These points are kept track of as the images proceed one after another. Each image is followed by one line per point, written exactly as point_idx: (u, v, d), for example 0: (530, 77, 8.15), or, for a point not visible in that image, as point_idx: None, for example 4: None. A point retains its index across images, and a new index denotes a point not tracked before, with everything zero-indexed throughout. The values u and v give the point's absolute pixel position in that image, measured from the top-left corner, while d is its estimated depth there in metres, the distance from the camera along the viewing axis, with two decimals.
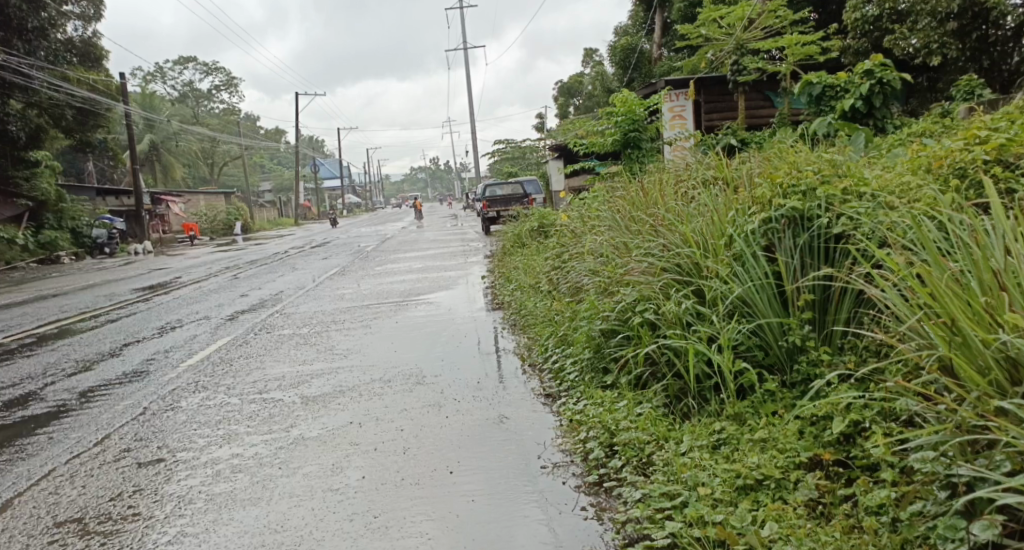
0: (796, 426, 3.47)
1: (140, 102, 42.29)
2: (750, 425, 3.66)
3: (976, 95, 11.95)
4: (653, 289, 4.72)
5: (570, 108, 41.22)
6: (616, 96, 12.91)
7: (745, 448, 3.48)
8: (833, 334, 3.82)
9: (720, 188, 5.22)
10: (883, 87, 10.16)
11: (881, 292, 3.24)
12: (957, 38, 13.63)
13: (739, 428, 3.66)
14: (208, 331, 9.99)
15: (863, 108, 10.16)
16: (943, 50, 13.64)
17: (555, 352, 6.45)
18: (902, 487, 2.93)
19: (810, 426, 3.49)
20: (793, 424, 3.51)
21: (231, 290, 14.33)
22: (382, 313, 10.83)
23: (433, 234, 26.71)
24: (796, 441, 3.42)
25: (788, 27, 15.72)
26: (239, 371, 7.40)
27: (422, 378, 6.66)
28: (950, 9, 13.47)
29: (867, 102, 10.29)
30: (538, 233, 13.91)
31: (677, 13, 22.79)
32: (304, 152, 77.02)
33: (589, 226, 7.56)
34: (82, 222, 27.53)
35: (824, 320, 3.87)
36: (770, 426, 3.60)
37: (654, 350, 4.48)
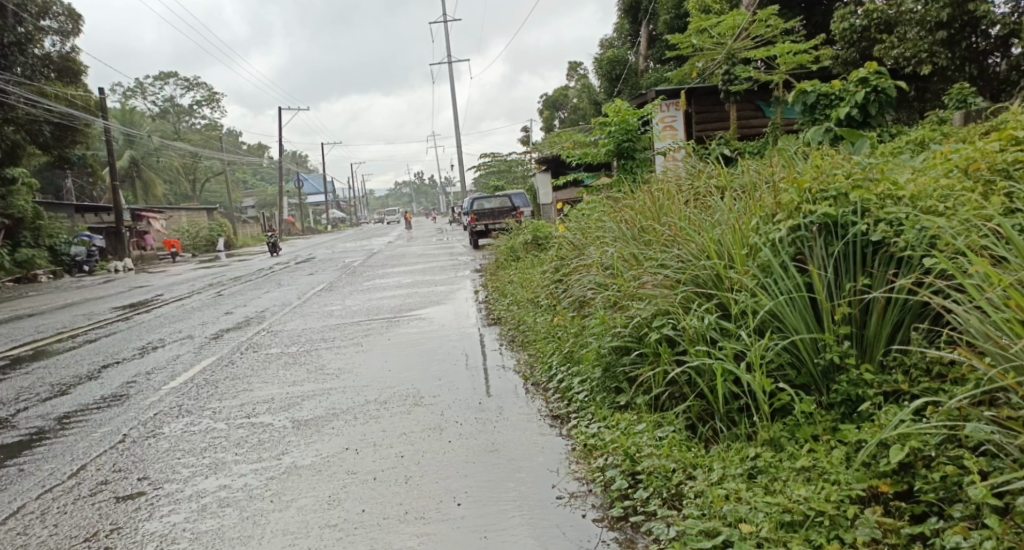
0: (843, 454, 3.26)
1: (120, 117, 41.87)
2: (789, 452, 3.44)
3: (969, 104, 11.68)
4: (670, 302, 4.49)
5: (556, 121, 41.07)
6: (608, 106, 12.70)
7: (787, 479, 3.26)
8: (875, 352, 3.63)
9: (736, 196, 5.00)
10: (878, 95, 9.87)
11: (973, 313, 3.08)
12: (946, 48, 13.48)
13: (777, 455, 3.43)
14: (192, 350, 9.61)
15: (859, 117, 9.82)
16: (933, 59, 13.47)
17: (561, 371, 6.16)
18: (993, 529, 2.69)
19: (858, 452, 3.28)
20: (839, 451, 3.29)
21: (215, 308, 13.93)
22: (373, 330, 10.48)
23: (420, 248, 26.35)
24: (847, 470, 3.20)
25: (779, 37, 15.59)
26: (226, 393, 7.03)
27: (420, 399, 6.33)
28: (939, 17, 13.38)
29: (862, 110, 9.99)
30: (531, 246, 13.62)
31: (663, 25, 22.69)
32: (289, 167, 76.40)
33: (592, 238, 7.29)
34: (60, 240, 26.98)
35: (863, 335, 3.67)
36: (813, 453, 3.38)
37: (673, 369, 4.24)
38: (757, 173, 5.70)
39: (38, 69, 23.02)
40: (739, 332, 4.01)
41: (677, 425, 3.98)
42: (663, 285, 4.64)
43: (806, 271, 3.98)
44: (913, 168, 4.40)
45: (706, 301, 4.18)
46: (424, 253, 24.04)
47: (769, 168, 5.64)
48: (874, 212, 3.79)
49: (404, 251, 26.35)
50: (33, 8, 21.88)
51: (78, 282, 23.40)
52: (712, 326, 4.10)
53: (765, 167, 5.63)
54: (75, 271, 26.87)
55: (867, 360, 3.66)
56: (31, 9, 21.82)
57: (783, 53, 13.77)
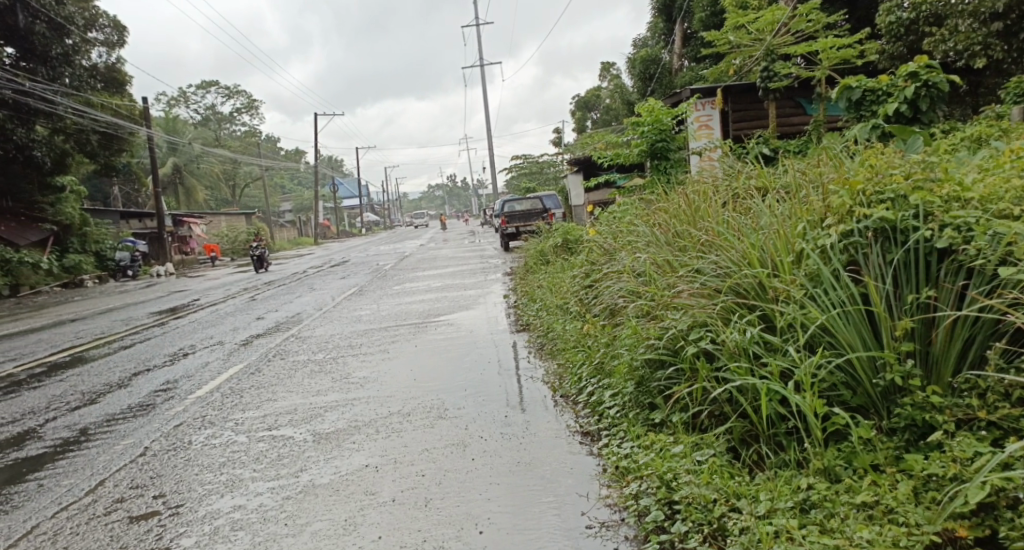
0: (912, 488, 2.99)
1: (164, 126, 42.30)
2: (847, 484, 3.15)
3: None
4: (709, 313, 4.18)
5: (587, 123, 40.72)
6: (642, 105, 12.36)
7: (846, 517, 2.98)
8: (943, 373, 3.32)
9: (781, 199, 4.67)
10: (929, 90, 9.44)
11: None
12: (1001, 39, 12.97)
13: (832, 487, 3.14)
14: (221, 357, 9.45)
15: (909, 112, 9.37)
16: (987, 51, 12.95)
17: (591, 384, 5.83)
18: None
19: (928, 488, 3.01)
20: (905, 486, 3.01)
21: (247, 313, 13.82)
22: (400, 336, 10.23)
23: (450, 252, 26.17)
24: (917, 509, 2.93)
25: (821, 32, 15.12)
26: (250, 403, 6.78)
27: (444, 411, 6.05)
28: (994, 8, 12.84)
29: (912, 106, 9.54)
30: (562, 249, 13.30)
31: (699, 23, 22.34)
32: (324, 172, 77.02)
33: (624, 241, 6.98)
34: (105, 245, 27.16)
35: (928, 353, 3.35)
36: (876, 486, 3.09)
37: (712, 386, 3.93)
38: (799, 174, 5.37)
39: (84, 79, 23.11)
40: (786, 347, 3.70)
41: (718, 449, 3.68)
42: (701, 295, 4.34)
43: (861, 282, 3.67)
44: (978, 166, 4.05)
45: (749, 312, 3.87)
46: (455, 257, 23.82)
47: (811, 169, 5.31)
48: (940, 215, 3.46)
49: (435, 254, 26.16)
50: (80, 20, 22.07)
51: (119, 287, 23.61)
52: (755, 339, 3.79)
53: (809, 168, 5.30)
54: (119, 276, 27.03)
55: (933, 383, 3.34)
56: (79, 22, 22.08)
57: (826, 48, 13.30)
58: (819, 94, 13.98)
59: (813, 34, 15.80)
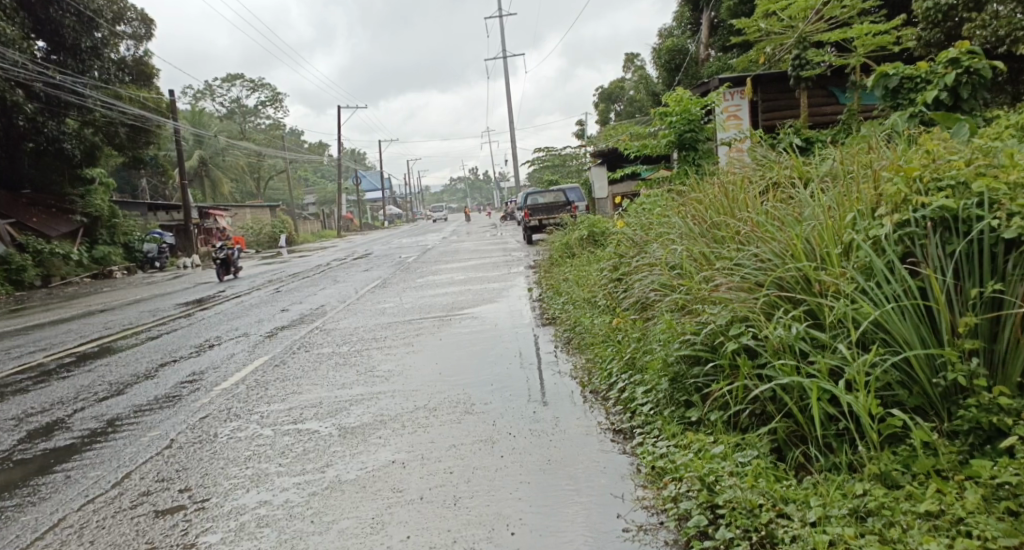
0: (982, 498, 2.82)
1: (191, 119, 42.52)
2: (906, 491, 3.00)
3: None
4: (750, 307, 4.10)
5: (611, 115, 40.42)
6: (669, 95, 12.12)
7: (909, 527, 2.82)
8: (1011, 372, 3.19)
9: (826, 190, 4.57)
10: (971, 77, 9.08)
11: None
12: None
13: (891, 494, 2.99)
14: (247, 349, 9.40)
15: (949, 100, 9.02)
16: None
17: (621, 380, 5.73)
18: None
19: (999, 497, 2.84)
20: (974, 494, 2.85)
21: (272, 305, 13.78)
22: (424, 329, 10.13)
23: (473, 244, 26.03)
24: (989, 520, 2.76)
25: (855, 19, 14.81)
26: (275, 395, 6.70)
27: (470, 407, 5.96)
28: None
29: (952, 93, 9.18)
30: (588, 242, 13.13)
31: (726, 12, 22.17)
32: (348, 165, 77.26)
33: (655, 233, 6.85)
34: (134, 237, 27.29)
35: (995, 351, 3.23)
36: (941, 495, 2.93)
37: (755, 384, 3.84)
38: (844, 165, 5.25)
39: (114, 73, 23.26)
40: (834, 343, 3.60)
41: (762, 450, 3.60)
42: (740, 289, 4.26)
43: (919, 275, 3.55)
44: None
45: (797, 307, 3.78)
46: (478, 249, 23.68)
47: (857, 160, 5.19)
48: (1004, 204, 3.35)
49: (457, 246, 26.06)
50: (108, 14, 22.52)
51: (146, 278, 23.77)
52: (804, 334, 3.69)
53: (855, 158, 5.18)
54: (147, 268, 27.16)
55: (1000, 382, 3.22)
56: (108, 15, 22.52)
57: (862, 33, 13.04)
58: (854, 82, 13.69)
59: (846, 22, 15.50)
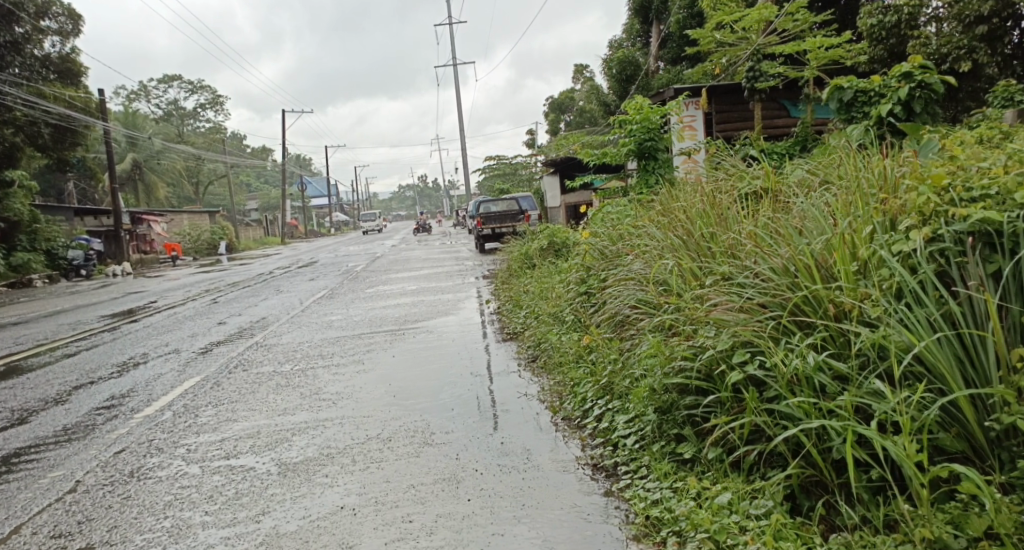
0: None
1: (123, 120, 40.98)
2: None
3: (1016, 101, 11.28)
4: (755, 332, 3.63)
5: (561, 124, 40.11)
6: (628, 102, 11.62)
7: None
8: None
9: (833, 200, 4.12)
10: (923, 92, 8.93)
11: None
12: (986, 43, 12.86)
13: None
14: (175, 368, 8.63)
15: (903, 114, 8.81)
16: (972, 55, 12.84)
17: (598, 406, 5.22)
18: None
19: None
20: None
21: (207, 318, 12.94)
22: (375, 345, 9.47)
23: (423, 253, 25.36)
24: None
25: (808, 31, 14.72)
26: (206, 424, 6.00)
27: (429, 436, 5.36)
28: (980, 11, 12.72)
29: (906, 108, 8.99)
30: (547, 252, 12.64)
31: (676, 23, 22.05)
32: (292, 170, 75.80)
33: (632, 244, 6.36)
34: (58, 243, 25.95)
35: None
36: None
37: (764, 421, 3.35)
38: (849, 175, 4.84)
39: (36, 69, 22.18)
40: (860, 376, 3.12)
41: (776, 499, 3.12)
42: (740, 311, 3.80)
43: (957, 299, 3.10)
44: None
45: (815, 333, 3.31)
46: (428, 258, 23.00)
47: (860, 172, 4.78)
48: None
49: (408, 255, 25.27)
50: (31, 9, 21.19)
51: (72, 287, 22.53)
52: (824, 364, 3.21)
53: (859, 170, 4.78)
54: (72, 275, 25.83)
55: None
56: (30, 9, 21.18)
57: (815, 47, 12.85)
58: (807, 95, 13.51)
59: (799, 34, 15.42)
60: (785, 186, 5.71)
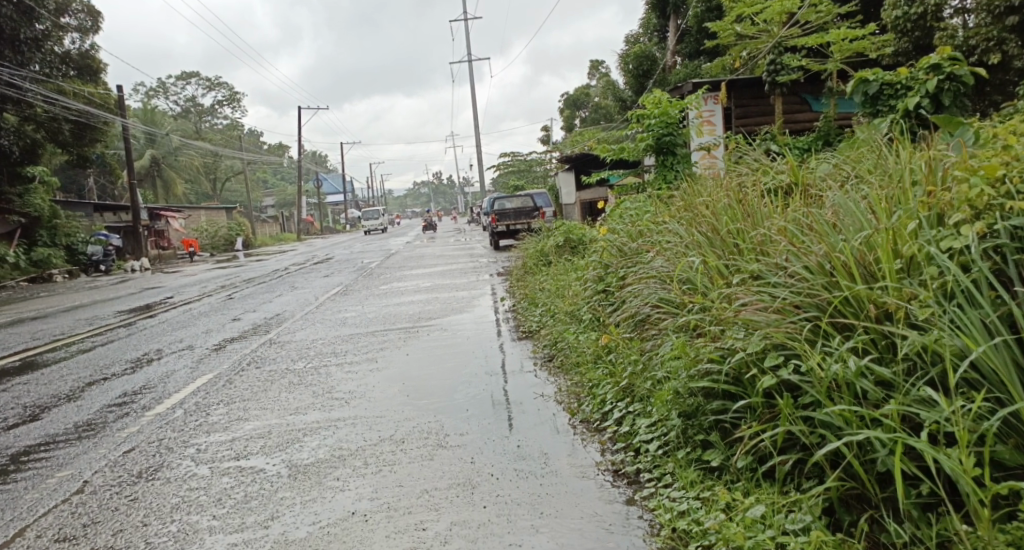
0: None
1: (141, 116, 41.09)
2: None
3: None
4: (789, 335, 3.47)
5: (576, 121, 39.86)
6: (646, 96, 11.34)
7: None
8: None
9: (871, 196, 3.95)
10: (953, 84, 8.69)
11: None
12: (1016, 34, 12.51)
13: None
14: (189, 364, 8.51)
15: (931, 107, 8.58)
16: (1002, 47, 12.54)
17: (619, 408, 5.05)
18: None
19: None
20: None
21: (222, 314, 12.84)
22: (389, 343, 9.30)
23: (437, 250, 25.22)
24: None
25: (831, 24, 14.45)
26: (217, 423, 5.85)
27: (443, 439, 5.19)
28: (1010, 1, 12.41)
29: (935, 100, 8.74)
30: (564, 249, 12.44)
31: (695, 17, 21.78)
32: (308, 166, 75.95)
33: (653, 240, 6.17)
34: (76, 238, 26.03)
35: None
36: None
37: (800, 430, 3.19)
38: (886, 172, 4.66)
39: (55, 66, 22.19)
40: (904, 383, 2.96)
41: (814, 513, 2.97)
42: (773, 312, 3.64)
43: (1012, 300, 2.93)
44: None
45: (858, 336, 3.15)
46: (443, 255, 22.84)
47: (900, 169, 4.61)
48: None
49: (422, 252, 25.10)
50: (51, 5, 21.20)
51: (90, 282, 22.56)
52: (868, 368, 3.06)
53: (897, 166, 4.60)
54: (90, 271, 25.91)
55: None
56: (50, 6, 21.22)
57: (840, 38, 12.54)
58: (830, 88, 13.24)
59: (822, 27, 15.14)
60: (815, 182, 5.52)
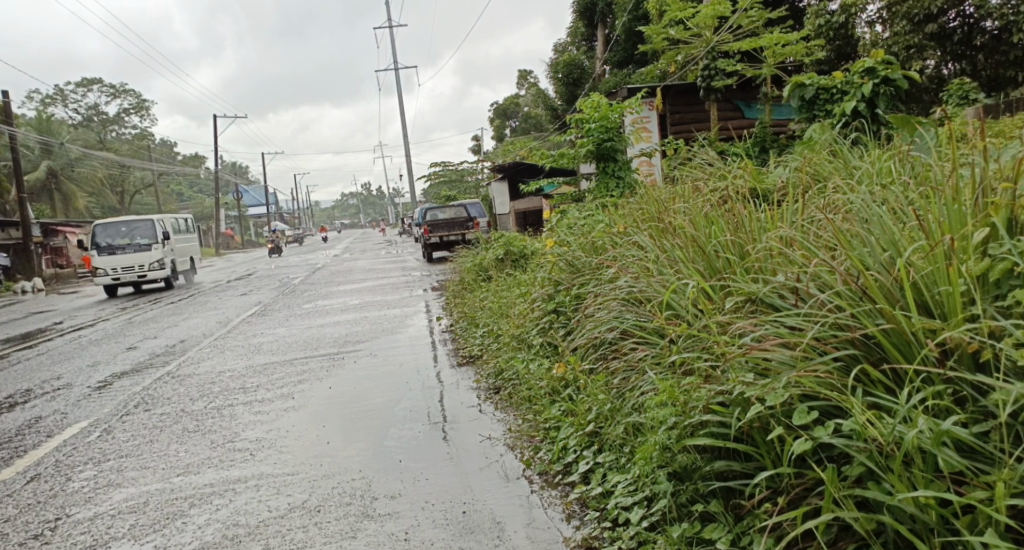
0: None
1: (37, 126, 38.63)
2: None
3: (972, 99, 10.62)
4: (821, 380, 2.71)
5: (506, 131, 38.95)
6: (583, 100, 10.32)
7: None
8: None
9: (903, 203, 3.26)
10: (888, 88, 8.01)
11: None
12: (936, 42, 12.24)
13: None
14: (63, 409, 7.26)
15: (867, 114, 7.89)
16: (923, 55, 12.08)
17: (586, 457, 4.18)
18: None
19: None
20: None
21: (117, 342, 11.46)
22: (310, 374, 8.13)
23: (366, 263, 23.99)
24: None
25: (763, 28, 13.92)
26: (78, 495, 4.71)
27: (369, 505, 4.20)
28: (930, 8, 11.99)
29: (869, 107, 8.04)
30: (502, 263, 11.54)
31: (622, 25, 21.23)
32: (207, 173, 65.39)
33: (612, 255, 5.34)
34: None
35: None
36: None
37: (856, 515, 2.39)
38: (893, 177, 4.01)
39: None
40: (1004, 455, 2.25)
41: None
42: (796, 350, 2.86)
43: None
44: None
45: (928, 390, 2.39)
46: (371, 269, 21.65)
47: (908, 170, 3.98)
48: None
49: (350, 265, 23.83)
50: None
51: None
52: (947, 434, 2.30)
53: (904, 173, 3.98)
54: None
55: None
56: None
57: (772, 44, 11.84)
58: (765, 93, 12.66)
59: (754, 31, 14.64)
60: (798, 185, 4.85)
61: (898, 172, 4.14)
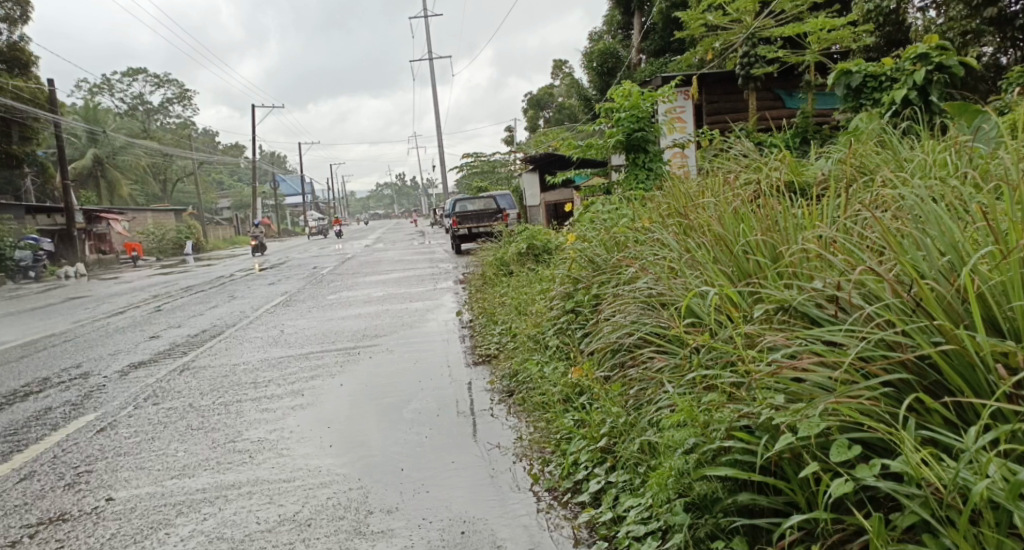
0: None
1: (83, 114, 39.13)
2: None
3: None
4: (867, 410, 2.30)
5: (540, 121, 38.42)
6: (615, 88, 9.87)
7: None
8: None
9: (963, 201, 2.84)
10: (942, 76, 7.43)
11: None
12: (995, 27, 11.45)
13: None
14: (75, 399, 7.07)
15: (918, 102, 7.34)
16: (980, 40, 11.56)
17: (599, 475, 3.81)
18: None
19: None
20: None
21: (141, 330, 11.33)
22: (324, 369, 7.85)
23: (395, 254, 23.70)
24: None
25: (806, 14, 13.28)
26: (64, 498, 4.44)
27: (363, 521, 3.86)
28: None
29: (921, 96, 7.49)
30: (527, 257, 11.16)
31: (660, 13, 20.62)
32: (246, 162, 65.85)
33: (633, 252, 4.95)
34: (6, 242, 23.78)
35: None
36: None
37: None
38: (947, 172, 3.58)
39: None
40: None
41: None
42: (836, 372, 2.46)
43: None
44: None
45: (1000, 429, 2.00)
46: (401, 259, 21.42)
47: (964, 164, 3.55)
48: None
49: (381, 256, 23.63)
50: None
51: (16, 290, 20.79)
52: None
53: (961, 168, 3.55)
54: (20, 277, 24.05)
55: None
56: None
57: (817, 29, 11.19)
58: (807, 82, 12.05)
59: (798, 17, 14.00)
60: (837, 178, 4.42)
61: (950, 167, 3.70)
